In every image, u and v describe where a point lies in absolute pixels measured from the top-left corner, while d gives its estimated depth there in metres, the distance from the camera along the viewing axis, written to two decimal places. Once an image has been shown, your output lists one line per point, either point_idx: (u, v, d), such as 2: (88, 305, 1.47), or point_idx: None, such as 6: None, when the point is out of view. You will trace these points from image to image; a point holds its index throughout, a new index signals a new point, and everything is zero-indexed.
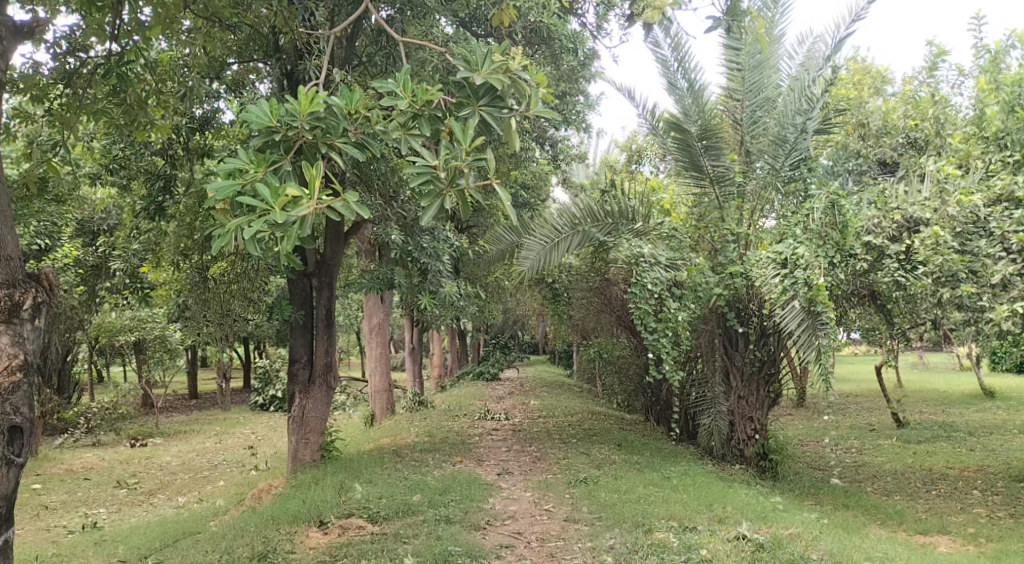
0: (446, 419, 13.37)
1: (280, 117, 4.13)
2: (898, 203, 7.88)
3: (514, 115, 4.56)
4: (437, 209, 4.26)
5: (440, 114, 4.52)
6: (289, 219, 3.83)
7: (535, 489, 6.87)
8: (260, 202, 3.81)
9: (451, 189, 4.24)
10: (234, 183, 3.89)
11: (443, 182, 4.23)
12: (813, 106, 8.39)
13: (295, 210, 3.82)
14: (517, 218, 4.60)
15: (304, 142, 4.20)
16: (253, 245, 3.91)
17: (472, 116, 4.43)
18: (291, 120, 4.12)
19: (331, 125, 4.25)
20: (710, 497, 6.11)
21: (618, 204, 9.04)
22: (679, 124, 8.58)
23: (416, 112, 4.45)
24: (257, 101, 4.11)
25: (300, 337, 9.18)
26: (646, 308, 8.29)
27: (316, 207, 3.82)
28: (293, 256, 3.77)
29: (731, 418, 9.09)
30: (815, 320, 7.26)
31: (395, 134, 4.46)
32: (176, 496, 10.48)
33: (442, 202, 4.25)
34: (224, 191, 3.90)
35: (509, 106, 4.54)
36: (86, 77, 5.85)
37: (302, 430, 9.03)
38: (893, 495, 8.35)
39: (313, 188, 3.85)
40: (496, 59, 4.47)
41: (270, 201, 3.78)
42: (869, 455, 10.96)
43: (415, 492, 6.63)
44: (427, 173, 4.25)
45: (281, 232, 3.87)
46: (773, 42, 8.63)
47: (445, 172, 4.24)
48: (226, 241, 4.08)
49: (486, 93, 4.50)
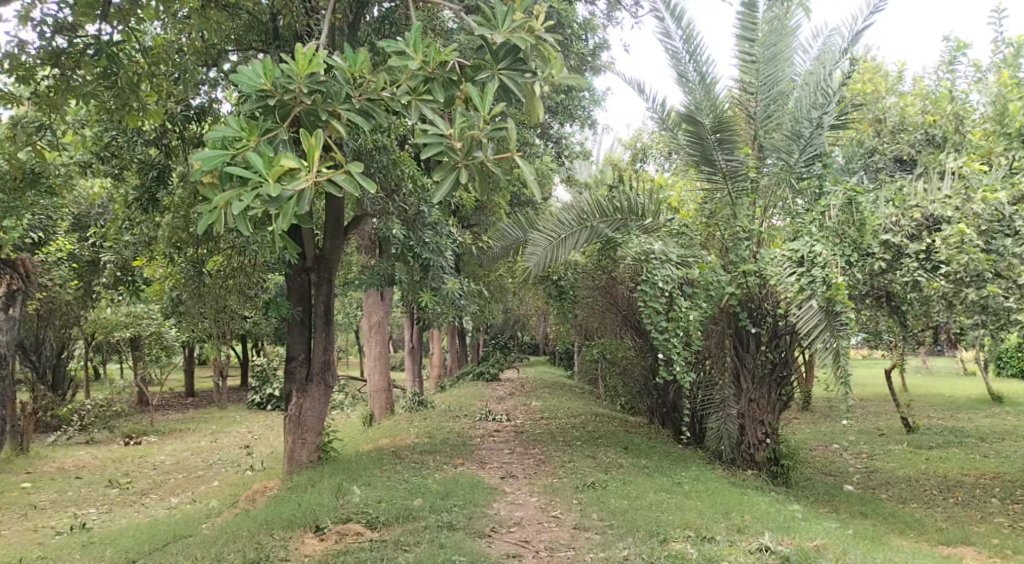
0: (447, 419, 13.11)
1: (274, 79, 4.12)
2: (918, 201, 7.62)
3: (536, 79, 4.61)
4: (453, 181, 4.34)
5: (454, 78, 4.50)
6: (284, 194, 3.79)
7: (541, 494, 6.60)
8: (252, 174, 3.79)
9: (467, 162, 4.31)
10: (223, 153, 3.87)
11: (459, 154, 4.29)
12: (829, 101, 8.08)
13: (292, 183, 3.79)
14: (537, 187, 4.66)
15: (301, 108, 4.22)
16: (245, 220, 3.87)
17: (492, 79, 4.42)
18: (287, 83, 4.13)
19: (333, 91, 4.29)
20: (726, 504, 5.84)
21: (627, 200, 8.75)
22: (691, 118, 8.29)
23: (428, 76, 4.43)
24: (251, 61, 4.11)
25: (299, 335, 8.93)
26: (655, 307, 8.07)
27: (314, 179, 3.78)
28: (290, 231, 3.71)
29: (741, 422, 8.81)
30: (833, 322, 6.94)
31: (405, 99, 4.47)
32: (168, 497, 10.20)
33: (457, 175, 4.32)
34: (213, 163, 3.88)
35: (530, 68, 4.58)
36: (75, 58, 5.56)
37: (299, 430, 8.77)
38: (909, 503, 8.09)
39: (311, 160, 3.83)
40: (517, 18, 4.48)
41: (264, 171, 3.77)
42: (880, 460, 10.71)
43: (416, 496, 6.36)
44: (440, 146, 4.29)
45: (275, 207, 3.81)
46: (789, 33, 8.33)
47: (462, 144, 4.29)
48: (214, 218, 4.01)
49: (507, 55, 4.49)
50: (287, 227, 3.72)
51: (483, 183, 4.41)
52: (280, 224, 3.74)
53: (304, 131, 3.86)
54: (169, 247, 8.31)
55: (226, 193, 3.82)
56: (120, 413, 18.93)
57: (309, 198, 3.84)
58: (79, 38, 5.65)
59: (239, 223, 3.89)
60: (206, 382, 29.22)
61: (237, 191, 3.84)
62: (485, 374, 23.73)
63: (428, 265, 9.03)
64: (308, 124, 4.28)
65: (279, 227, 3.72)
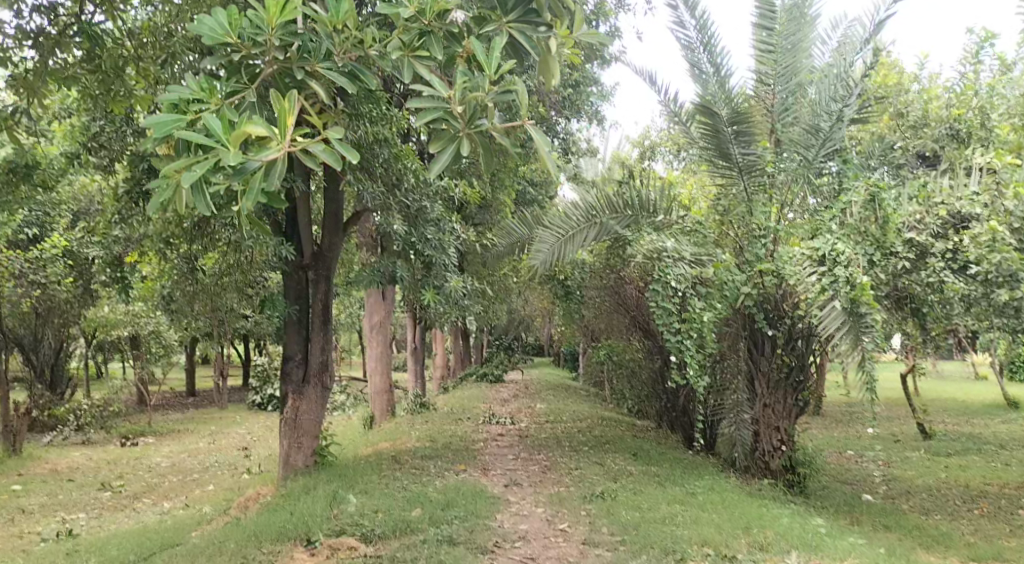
0: (449, 422, 12.76)
1: (239, 29, 3.72)
2: (943, 199, 7.32)
3: (551, 34, 4.32)
4: (453, 152, 4.09)
5: (456, 33, 4.35)
6: (249, 164, 3.47)
7: (548, 505, 6.25)
8: (213, 142, 3.46)
9: (468, 131, 4.04)
10: (177, 118, 3.55)
11: (461, 121, 4.02)
12: (851, 93, 7.78)
13: (263, 153, 3.48)
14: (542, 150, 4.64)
15: (274, 67, 4.04)
16: (204, 193, 3.56)
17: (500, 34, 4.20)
18: (255, 34, 3.81)
19: (310, 46, 4.12)
20: (745, 518, 5.49)
21: (638, 195, 8.40)
22: (707, 110, 7.91)
23: (426, 29, 4.19)
24: (214, 7, 3.64)
25: (294, 334, 8.53)
26: (667, 307, 7.70)
27: (288, 149, 3.47)
28: (258, 208, 3.42)
29: (756, 428, 8.45)
30: (858, 324, 6.54)
31: (397, 56, 4.20)
32: (161, 501, 9.88)
33: (459, 146, 4.07)
34: (163, 130, 3.54)
35: (546, 22, 4.31)
36: (55, 39, 5.25)
37: (295, 434, 8.42)
38: (932, 514, 7.71)
39: (283, 127, 3.48)
40: None
41: (224, 136, 3.41)
42: (897, 468, 10.32)
43: (415, 506, 6.02)
44: (439, 112, 4.02)
45: (239, 179, 3.50)
46: (808, 22, 7.99)
47: (464, 111, 4.02)
48: (168, 192, 3.71)
49: (517, 7, 4.27)
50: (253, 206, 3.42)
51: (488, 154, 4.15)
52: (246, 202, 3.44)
53: (274, 94, 3.52)
54: (160, 242, 8.00)
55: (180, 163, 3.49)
56: (118, 414, 18.65)
57: (281, 169, 3.54)
58: (59, 16, 5.34)
59: (196, 198, 3.61)
60: (207, 381, 28.98)
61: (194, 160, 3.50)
62: (489, 375, 23.38)
63: (432, 262, 8.69)
64: (283, 86, 4.12)
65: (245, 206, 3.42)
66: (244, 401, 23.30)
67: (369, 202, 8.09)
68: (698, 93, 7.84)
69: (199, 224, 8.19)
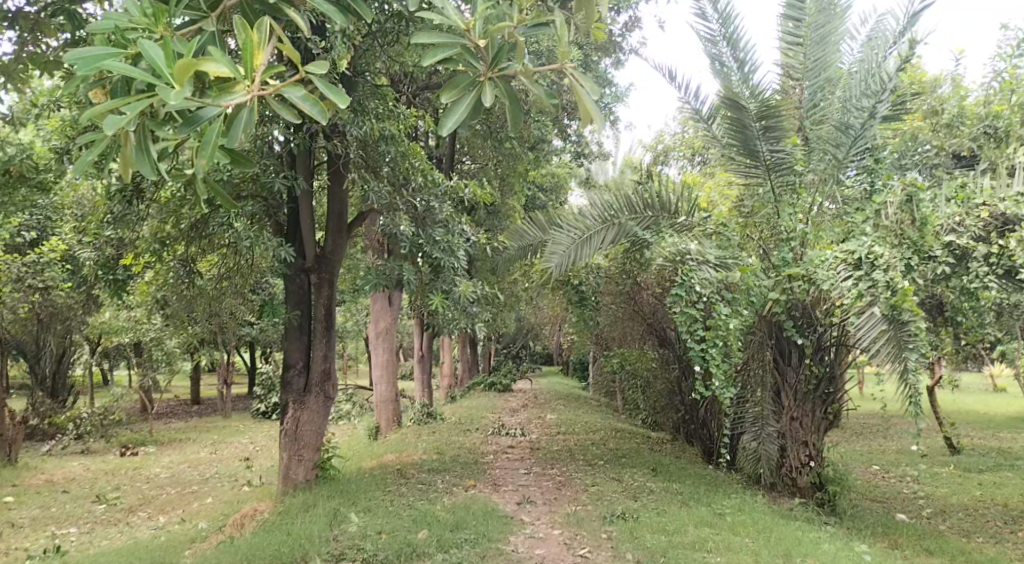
0: (457, 433, 12.34)
1: None
2: (985, 199, 6.83)
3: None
4: (471, 99, 4.11)
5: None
6: (205, 112, 3.41)
7: (564, 526, 5.81)
8: (159, 79, 3.36)
9: (491, 74, 4.04)
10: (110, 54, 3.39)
11: (484, 63, 4.02)
12: (885, 88, 7.33)
13: (225, 96, 3.42)
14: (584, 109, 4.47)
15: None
16: (148, 148, 3.78)
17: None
18: None
19: None
20: (783, 544, 5.09)
21: (658, 196, 7.98)
22: (735, 103, 7.39)
23: None
24: None
25: (296, 341, 8.10)
26: (690, 314, 7.22)
27: (256, 93, 3.44)
28: (214, 161, 3.42)
29: (782, 442, 8.01)
30: (900, 331, 6.05)
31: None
32: (156, 515, 9.45)
33: (479, 92, 4.08)
34: (91, 63, 3.41)
35: None
36: (34, 19, 4.97)
37: (295, 446, 7.98)
38: (974, 536, 7.22)
39: (250, 68, 3.45)
40: None
41: (172, 76, 3.30)
42: (928, 485, 9.80)
43: (420, 527, 5.59)
44: (454, 48, 3.98)
45: (192, 127, 3.43)
46: (839, 14, 7.58)
47: (488, 48, 4.00)
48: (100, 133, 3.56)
49: None
50: (211, 157, 3.44)
51: (511, 100, 4.10)
52: (202, 151, 3.45)
53: (238, 27, 3.42)
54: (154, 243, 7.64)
55: (119, 100, 3.40)
56: (120, 422, 18.26)
57: (243, 113, 3.51)
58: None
59: (139, 154, 3.78)
60: (212, 389, 28.55)
61: (136, 98, 3.42)
62: (496, 385, 22.91)
63: (439, 266, 8.25)
64: (250, 14, 4.03)
65: (201, 157, 3.44)
66: (249, 410, 22.90)
67: (375, 200, 7.72)
68: (725, 84, 7.35)
69: (197, 226, 7.98)
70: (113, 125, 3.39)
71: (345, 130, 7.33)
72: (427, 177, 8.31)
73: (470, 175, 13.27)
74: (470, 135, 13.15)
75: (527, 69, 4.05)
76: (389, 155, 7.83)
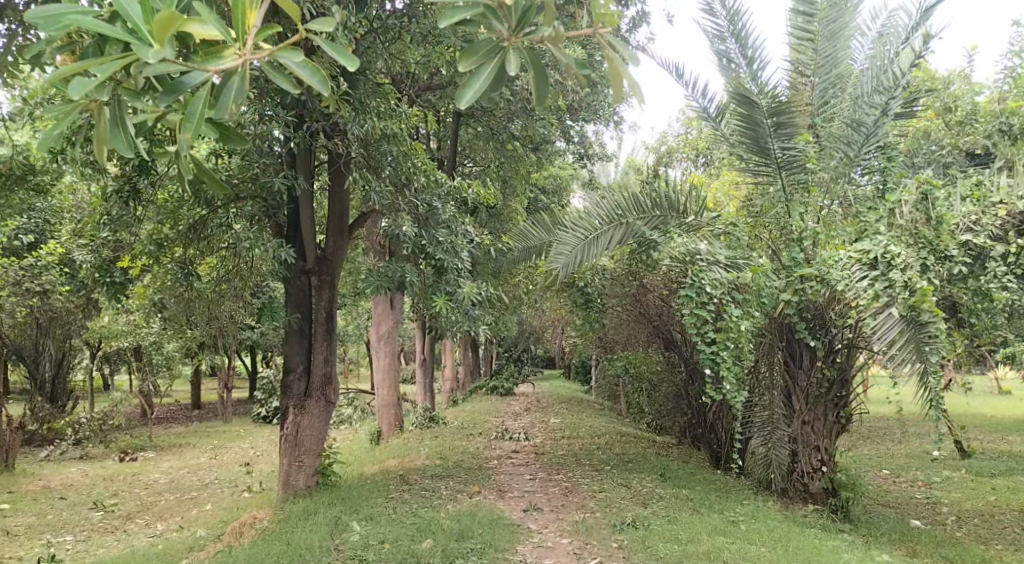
0: (460, 437, 12.17)
1: None
2: (1003, 197, 6.64)
3: None
4: (491, 68, 3.69)
5: None
6: (190, 77, 3.23)
7: (572, 534, 5.66)
8: (137, 39, 3.18)
9: (514, 40, 3.65)
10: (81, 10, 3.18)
11: (507, 28, 3.62)
12: (899, 84, 7.17)
13: (213, 60, 3.24)
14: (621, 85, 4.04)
15: None
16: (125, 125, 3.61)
17: None
18: None
19: None
20: (800, 555, 4.92)
21: (667, 195, 7.82)
22: (746, 99, 7.18)
23: None
24: None
25: (296, 344, 7.94)
26: (699, 316, 7.06)
27: (247, 58, 3.25)
28: (199, 132, 3.23)
29: (793, 447, 7.84)
30: (919, 333, 5.87)
31: None
32: (154, 523, 9.27)
33: (501, 59, 3.67)
34: (58, 22, 3.25)
35: None
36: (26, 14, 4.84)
37: (296, 452, 7.81)
38: (992, 543, 7.03)
39: (240, 30, 3.27)
40: None
41: (154, 35, 3.12)
42: (941, 490, 9.60)
43: (425, 536, 5.42)
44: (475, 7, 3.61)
45: (176, 94, 3.26)
46: (850, 9, 7.44)
47: (513, 11, 3.60)
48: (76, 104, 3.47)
49: None
50: (195, 128, 3.31)
51: (536, 70, 3.72)
52: (187, 120, 3.31)
53: None
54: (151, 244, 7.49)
55: (90, 59, 3.16)
56: (119, 427, 18.09)
57: (231, 81, 3.32)
58: None
59: (116, 131, 3.61)
60: (212, 393, 28.38)
61: (109, 59, 3.19)
62: (499, 389, 22.75)
63: (441, 267, 8.07)
64: None
65: (185, 126, 3.31)
66: (249, 414, 22.72)
67: (377, 200, 7.57)
68: (734, 80, 7.16)
69: (195, 227, 7.82)
70: (81, 89, 3.16)
71: (346, 129, 7.20)
72: (429, 177, 8.18)
73: (473, 177, 13.12)
74: (472, 137, 13.01)
75: (558, 34, 3.65)
76: (391, 154, 7.69)
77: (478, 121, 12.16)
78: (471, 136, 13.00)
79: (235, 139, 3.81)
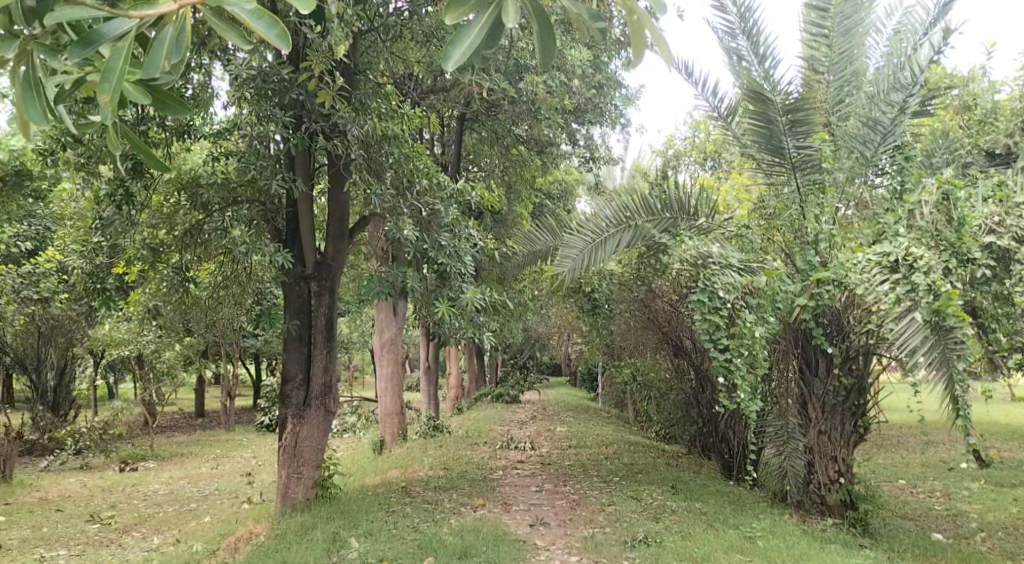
0: (465, 447, 11.91)
1: None
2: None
3: None
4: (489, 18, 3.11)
5: None
6: (109, 28, 2.82)
7: (581, 552, 5.43)
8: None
9: None
10: None
11: None
12: (917, 81, 6.93)
13: (143, 6, 2.84)
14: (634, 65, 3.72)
15: None
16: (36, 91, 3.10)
17: None
18: None
19: None
20: None
21: (677, 197, 7.58)
22: (760, 97, 6.93)
23: None
24: None
25: (294, 352, 7.69)
26: (712, 322, 6.81)
27: (183, 3, 2.86)
28: (118, 89, 2.79)
29: (809, 457, 7.56)
30: (946, 338, 5.62)
31: None
32: (150, 536, 9.03)
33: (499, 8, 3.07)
34: None
35: None
36: None
37: (294, 463, 7.56)
38: (1017, 558, 6.74)
39: None
40: None
41: None
42: (960, 501, 9.29)
43: (427, 554, 5.20)
44: None
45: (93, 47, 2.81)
46: (865, 5, 7.19)
47: None
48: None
49: None
50: (116, 87, 2.81)
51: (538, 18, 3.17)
52: (107, 78, 2.81)
53: None
54: (144, 249, 7.26)
55: None
56: (120, 436, 17.88)
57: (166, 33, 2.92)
58: None
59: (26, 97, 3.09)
60: (216, 401, 28.19)
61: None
62: (505, 396, 22.54)
63: (444, 272, 7.86)
64: None
65: (105, 86, 2.81)
66: (252, 423, 22.50)
67: (378, 203, 7.36)
68: (748, 76, 6.93)
69: (191, 232, 7.59)
70: None
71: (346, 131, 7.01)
72: (433, 180, 8.00)
73: (477, 181, 12.93)
74: (477, 141, 12.83)
75: None
76: (392, 156, 7.49)
77: (483, 124, 11.99)
78: (476, 141, 12.82)
79: (172, 107, 3.34)
